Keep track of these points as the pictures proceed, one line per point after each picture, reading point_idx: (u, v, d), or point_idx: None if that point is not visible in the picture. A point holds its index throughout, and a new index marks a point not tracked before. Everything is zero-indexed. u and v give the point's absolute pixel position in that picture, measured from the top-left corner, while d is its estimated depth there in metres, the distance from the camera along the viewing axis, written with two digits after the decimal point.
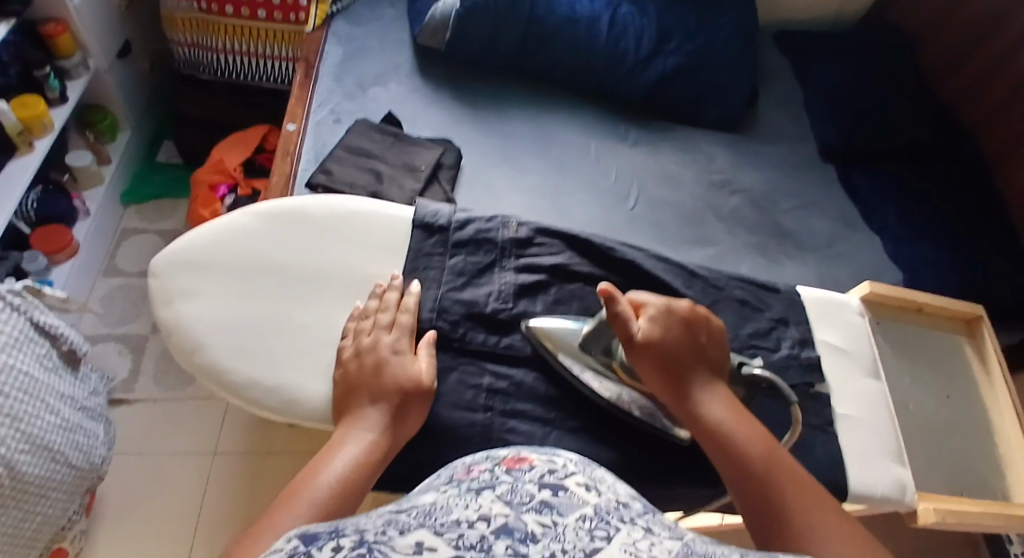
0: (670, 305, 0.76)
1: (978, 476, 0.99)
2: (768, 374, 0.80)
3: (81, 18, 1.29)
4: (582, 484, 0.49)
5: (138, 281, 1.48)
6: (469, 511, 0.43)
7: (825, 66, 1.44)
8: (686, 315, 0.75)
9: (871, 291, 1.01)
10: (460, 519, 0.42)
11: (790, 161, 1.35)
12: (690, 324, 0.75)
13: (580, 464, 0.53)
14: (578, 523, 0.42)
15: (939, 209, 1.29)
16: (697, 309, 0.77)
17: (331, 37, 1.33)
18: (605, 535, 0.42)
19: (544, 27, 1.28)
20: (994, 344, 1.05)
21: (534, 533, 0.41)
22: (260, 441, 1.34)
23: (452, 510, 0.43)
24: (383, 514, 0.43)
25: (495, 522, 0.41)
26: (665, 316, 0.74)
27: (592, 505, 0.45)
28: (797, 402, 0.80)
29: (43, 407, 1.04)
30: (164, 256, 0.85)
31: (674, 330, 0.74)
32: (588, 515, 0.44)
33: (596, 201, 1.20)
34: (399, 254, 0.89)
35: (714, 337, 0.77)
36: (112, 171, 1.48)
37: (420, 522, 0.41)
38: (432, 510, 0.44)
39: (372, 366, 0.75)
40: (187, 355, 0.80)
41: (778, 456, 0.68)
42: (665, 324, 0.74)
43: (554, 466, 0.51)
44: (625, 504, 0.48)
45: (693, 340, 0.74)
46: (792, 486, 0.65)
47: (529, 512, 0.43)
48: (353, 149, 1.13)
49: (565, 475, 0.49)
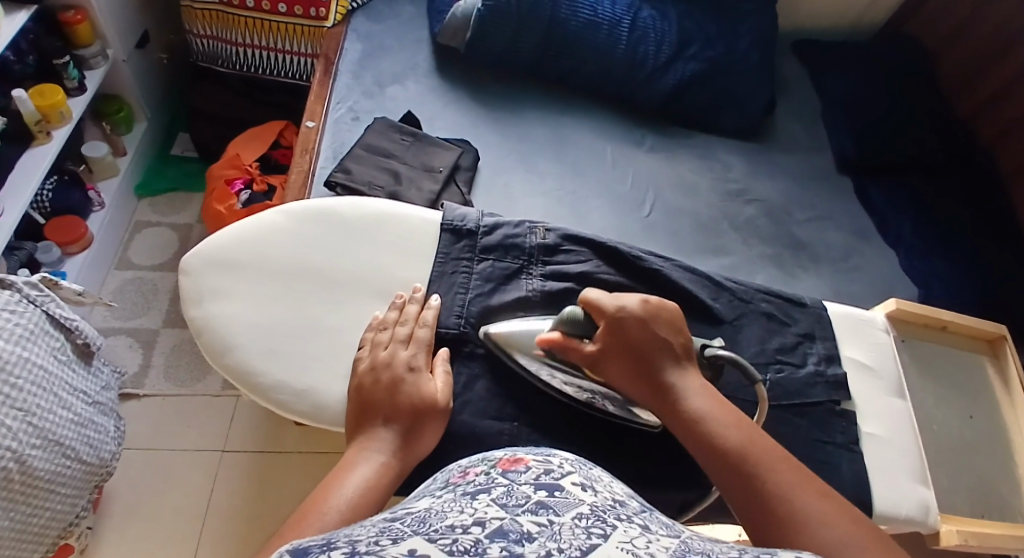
0: (622, 305, 0.74)
1: (1000, 498, 0.98)
2: (731, 353, 0.77)
3: (101, 7, 1.28)
4: (578, 484, 0.47)
5: (150, 275, 1.47)
6: (463, 515, 0.41)
7: (846, 77, 1.43)
8: (639, 313, 0.73)
9: (897, 307, 1.00)
10: (453, 523, 0.40)
11: (807, 172, 1.33)
12: (645, 321, 0.73)
13: (576, 464, 0.52)
14: (574, 522, 0.41)
15: (961, 225, 1.28)
16: (651, 303, 0.75)
17: (350, 34, 1.32)
18: (602, 533, 0.40)
19: (565, 30, 1.27)
20: (1016, 363, 1.05)
21: (529, 532, 0.39)
22: (269, 438, 1.33)
23: (447, 515, 0.42)
24: (377, 524, 0.43)
25: (490, 525, 0.40)
26: (616, 319, 0.73)
27: (589, 503, 0.44)
28: (762, 381, 0.77)
29: (56, 402, 1.03)
30: (195, 254, 0.85)
31: (628, 332, 0.72)
32: (584, 514, 0.42)
33: (616, 207, 1.19)
34: (426, 258, 0.88)
35: (675, 328, 0.74)
36: (127, 163, 1.47)
37: (412, 530, 0.40)
38: (427, 516, 0.43)
39: (388, 383, 0.72)
40: (216, 357, 0.79)
41: (756, 437, 0.65)
42: (616, 332, 0.73)
43: (549, 468, 0.50)
44: (622, 503, 0.46)
45: (650, 335, 0.72)
46: (778, 469, 0.61)
47: (523, 513, 0.41)
48: (373, 149, 1.11)
49: (560, 476, 0.48)
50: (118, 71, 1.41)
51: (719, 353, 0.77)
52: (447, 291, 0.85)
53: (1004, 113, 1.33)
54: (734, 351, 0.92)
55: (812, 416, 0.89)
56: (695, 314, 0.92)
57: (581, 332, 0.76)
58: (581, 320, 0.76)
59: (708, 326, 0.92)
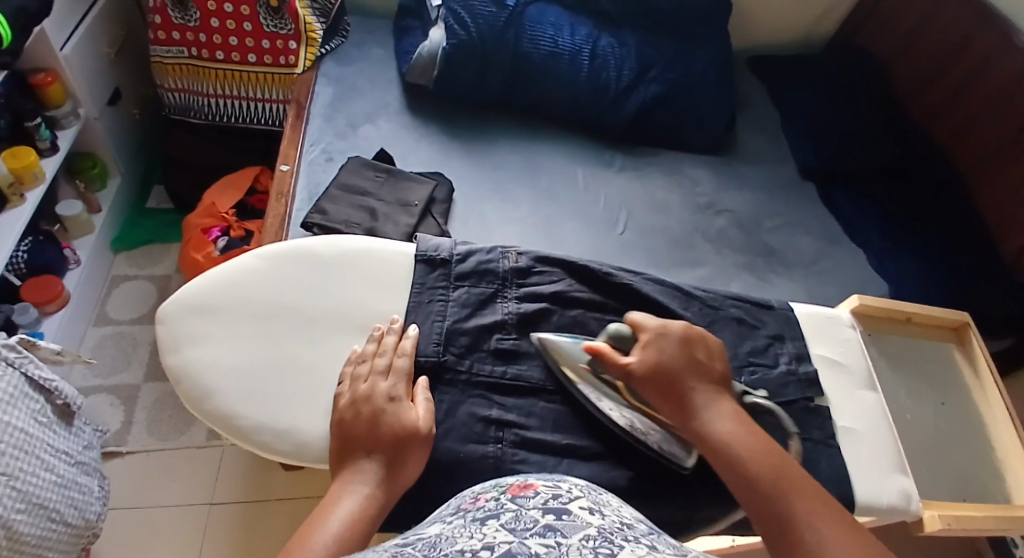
0: (666, 327, 0.79)
1: (977, 482, 1.02)
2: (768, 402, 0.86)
3: (70, 66, 1.28)
4: (585, 507, 0.49)
5: (130, 329, 1.45)
6: (472, 541, 0.43)
7: (799, 91, 1.50)
8: (682, 335, 0.78)
9: (859, 303, 1.05)
10: (462, 549, 0.42)
11: (770, 182, 1.39)
12: (685, 344, 0.78)
13: (586, 489, 0.54)
14: (581, 542, 0.42)
15: (917, 223, 1.34)
16: (693, 328, 0.80)
17: (321, 78, 1.35)
18: (609, 551, 0.41)
19: (530, 62, 1.31)
20: (981, 349, 1.10)
21: (536, 554, 0.41)
22: (259, 487, 1.31)
23: (457, 540, 0.44)
24: (389, 549, 0.44)
25: (499, 549, 0.41)
26: (659, 338, 0.77)
27: (596, 525, 0.46)
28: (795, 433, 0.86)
29: (40, 464, 1.01)
30: (170, 301, 0.84)
31: (670, 350, 0.77)
32: (591, 535, 0.44)
33: (589, 228, 1.22)
34: (402, 289, 0.89)
35: (713, 353, 0.79)
36: (102, 220, 1.47)
37: (423, 554, 0.42)
38: (437, 542, 0.44)
39: (368, 415, 0.72)
40: (196, 403, 0.79)
41: (787, 469, 0.69)
42: (659, 347, 0.77)
43: (558, 492, 0.51)
44: (629, 525, 0.48)
45: (690, 357, 0.77)
46: (803, 499, 0.66)
47: (531, 536, 0.43)
48: (348, 187, 1.13)
49: (568, 500, 0.50)
50: (91, 129, 1.41)
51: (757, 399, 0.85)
52: (425, 320, 0.86)
53: (949, 116, 1.41)
54: None
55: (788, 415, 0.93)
56: None
57: (625, 348, 0.79)
58: (627, 336, 0.79)
59: None
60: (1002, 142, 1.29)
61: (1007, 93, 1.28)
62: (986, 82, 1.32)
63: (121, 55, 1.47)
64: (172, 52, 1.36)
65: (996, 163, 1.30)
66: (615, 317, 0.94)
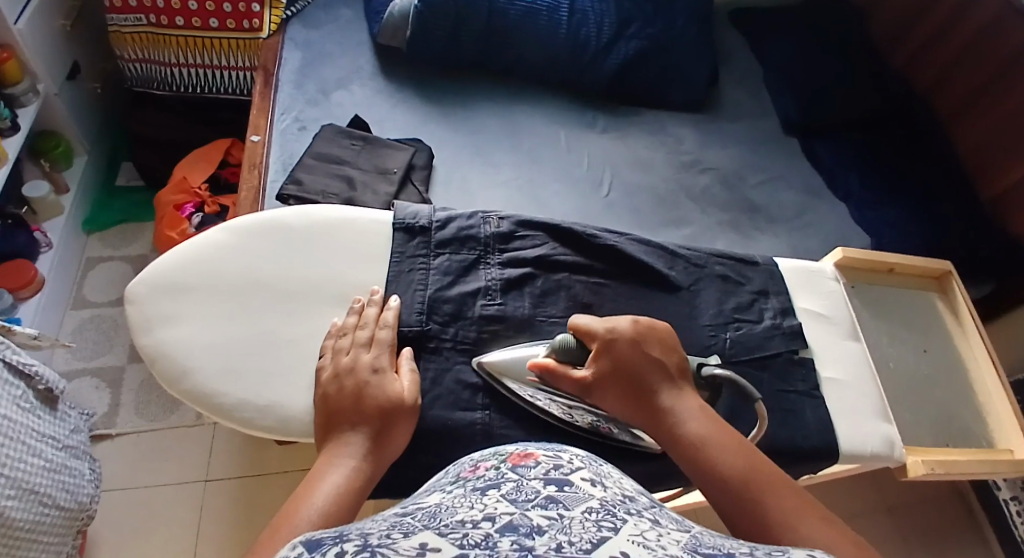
0: (614, 326, 0.75)
1: (961, 427, 1.04)
2: (729, 373, 0.79)
3: (26, 41, 1.23)
4: (587, 479, 0.49)
5: (109, 311, 1.43)
6: (473, 511, 0.43)
7: (779, 43, 1.49)
8: (630, 334, 0.74)
9: (842, 256, 1.05)
10: (463, 519, 0.41)
11: (753, 137, 1.38)
12: (637, 341, 0.74)
13: (587, 460, 0.54)
14: (584, 515, 0.42)
15: (899, 172, 1.33)
16: (641, 323, 0.76)
17: (288, 42, 1.31)
18: (612, 526, 0.41)
19: (506, 21, 1.28)
20: (962, 294, 1.11)
21: (539, 526, 0.40)
22: (253, 463, 1.31)
23: (457, 510, 0.43)
24: (389, 519, 0.44)
25: (500, 520, 0.41)
26: (608, 341, 0.74)
27: (598, 498, 0.45)
28: (761, 399, 0.80)
29: (26, 449, 1.00)
30: (140, 280, 0.82)
31: (621, 353, 0.73)
32: (594, 508, 0.44)
33: (573, 190, 1.21)
34: (381, 260, 0.87)
35: (667, 347, 0.75)
36: (71, 200, 1.43)
37: (423, 524, 0.41)
38: (437, 511, 0.44)
39: (351, 389, 0.72)
40: (174, 383, 0.77)
41: (757, 462, 0.64)
42: (609, 352, 0.73)
43: (559, 463, 0.51)
44: (631, 498, 0.48)
45: (644, 356, 0.73)
46: (777, 494, 0.61)
47: (533, 508, 0.43)
48: (324, 156, 1.10)
49: (570, 471, 0.49)
50: (52, 106, 1.36)
51: (717, 373, 0.79)
52: (406, 290, 0.85)
53: (930, 64, 1.40)
54: (694, 315, 0.94)
55: (772, 368, 0.93)
56: (652, 284, 0.95)
57: (574, 359, 0.75)
58: (575, 347, 0.75)
59: (667, 294, 0.95)
60: (983, 86, 1.28)
61: (986, 36, 1.27)
62: (964, 24, 1.31)
63: (78, 27, 1.42)
64: (130, 22, 1.30)
65: (978, 108, 1.30)
66: (600, 279, 0.93)
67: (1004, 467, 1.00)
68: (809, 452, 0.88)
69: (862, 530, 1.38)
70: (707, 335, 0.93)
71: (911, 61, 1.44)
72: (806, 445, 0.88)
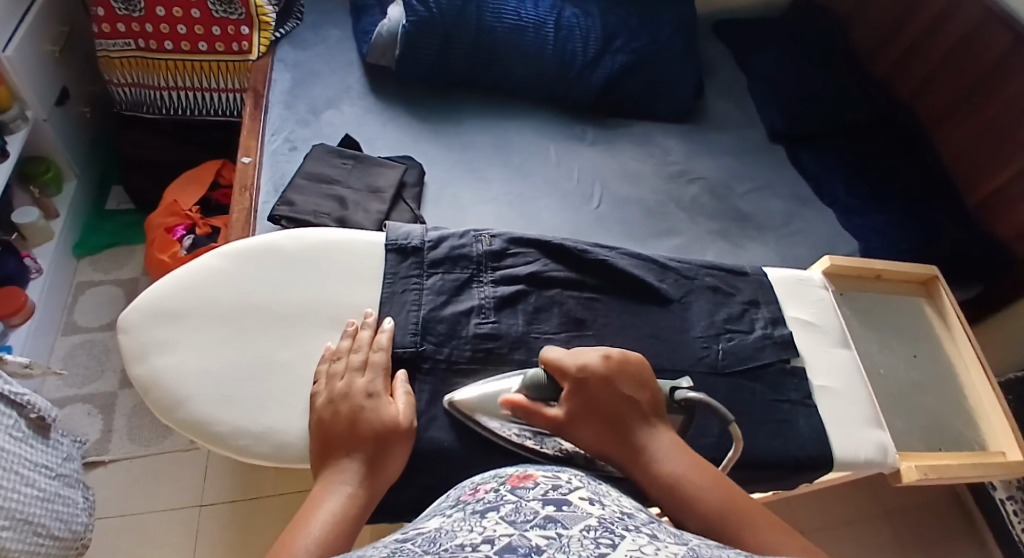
0: (584, 363, 0.74)
1: (952, 430, 1.05)
2: (702, 395, 0.78)
3: (15, 69, 1.24)
4: (585, 498, 0.49)
5: (101, 336, 1.42)
6: (473, 534, 0.43)
7: (765, 53, 1.50)
8: (602, 371, 0.73)
9: (831, 264, 1.07)
10: (463, 542, 0.42)
11: (739, 147, 1.39)
12: (609, 381, 0.73)
13: (585, 479, 0.54)
14: (582, 533, 0.42)
15: (886, 178, 1.34)
16: (613, 358, 0.75)
17: (277, 64, 1.31)
18: (610, 542, 0.42)
19: (494, 38, 1.29)
20: (949, 298, 1.12)
21: (538, 546, 0.41)
22: (250, 485, 1.30)
23: (457, 534, 0.44)
24: (390, 545, 0.44)
25: (499, 542, 0.41)
26: (579, 383, 0.73)
27: (596, 516, 0.46)
28: (734, 420, 0.79)
29: (19, 480, 0.99)
30: (134, 309, 0.82)
31: (592, 393, 0.72)
32: (592, 525, 0.44)
33: (563, 204, 1.21)
34: (375, 282, 0.87)
35: (639, 383, 0.74)
36: (61, 225, 1.43)
37: (423, 549, 0.42)
38: (437, 536, 0.44)
39: (347, 414, 0.72)
40: (169, 412, 0.77)
41: (731, 493, 0.66)
42: (580, 394, 0.73)
43: (558, 483, 0.52)
44: (629, 515, 0.48)
45: (616, 395, 0.72)
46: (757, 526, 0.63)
47: (532, 529, 0.43)
48: (314, 176, 1.10)
49: (568, 491, 0.50)
50: (41, 131, 1.36)
51: (690, 395, 0.77)
52: (400, 311, 0.85)
53: (914, 71, 1.42)
54: (685, 328, 0.95)
55: (765, 378, 0.94)
56: (643, 298, 0.96)
57: (546, 395, 0.75)
58: (545, 383, 0.75)
59: (658, 308, 0.96)
60: (964, 90, 1.31)
61: (966, 43, 1.30)
62: (945, 30, 1.33)
63: (66, 52, 1.42)
64: (118, 46, 1.30)
65: (962, 111, 1.32)
66: (593, 295, 0.94)
67: (997, 469, 1.01)
68: (803, 461, 0.89)
69: (862, 533, 1.39)
70: (699, 347, 0.93)
71: (894, 68, 1.46)
72: (801, 454, 0.89)
